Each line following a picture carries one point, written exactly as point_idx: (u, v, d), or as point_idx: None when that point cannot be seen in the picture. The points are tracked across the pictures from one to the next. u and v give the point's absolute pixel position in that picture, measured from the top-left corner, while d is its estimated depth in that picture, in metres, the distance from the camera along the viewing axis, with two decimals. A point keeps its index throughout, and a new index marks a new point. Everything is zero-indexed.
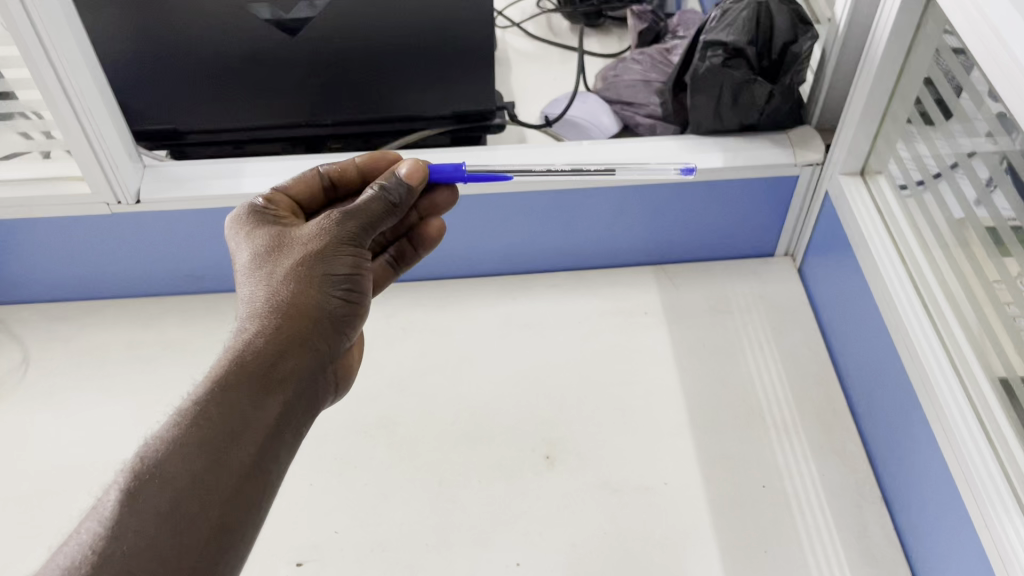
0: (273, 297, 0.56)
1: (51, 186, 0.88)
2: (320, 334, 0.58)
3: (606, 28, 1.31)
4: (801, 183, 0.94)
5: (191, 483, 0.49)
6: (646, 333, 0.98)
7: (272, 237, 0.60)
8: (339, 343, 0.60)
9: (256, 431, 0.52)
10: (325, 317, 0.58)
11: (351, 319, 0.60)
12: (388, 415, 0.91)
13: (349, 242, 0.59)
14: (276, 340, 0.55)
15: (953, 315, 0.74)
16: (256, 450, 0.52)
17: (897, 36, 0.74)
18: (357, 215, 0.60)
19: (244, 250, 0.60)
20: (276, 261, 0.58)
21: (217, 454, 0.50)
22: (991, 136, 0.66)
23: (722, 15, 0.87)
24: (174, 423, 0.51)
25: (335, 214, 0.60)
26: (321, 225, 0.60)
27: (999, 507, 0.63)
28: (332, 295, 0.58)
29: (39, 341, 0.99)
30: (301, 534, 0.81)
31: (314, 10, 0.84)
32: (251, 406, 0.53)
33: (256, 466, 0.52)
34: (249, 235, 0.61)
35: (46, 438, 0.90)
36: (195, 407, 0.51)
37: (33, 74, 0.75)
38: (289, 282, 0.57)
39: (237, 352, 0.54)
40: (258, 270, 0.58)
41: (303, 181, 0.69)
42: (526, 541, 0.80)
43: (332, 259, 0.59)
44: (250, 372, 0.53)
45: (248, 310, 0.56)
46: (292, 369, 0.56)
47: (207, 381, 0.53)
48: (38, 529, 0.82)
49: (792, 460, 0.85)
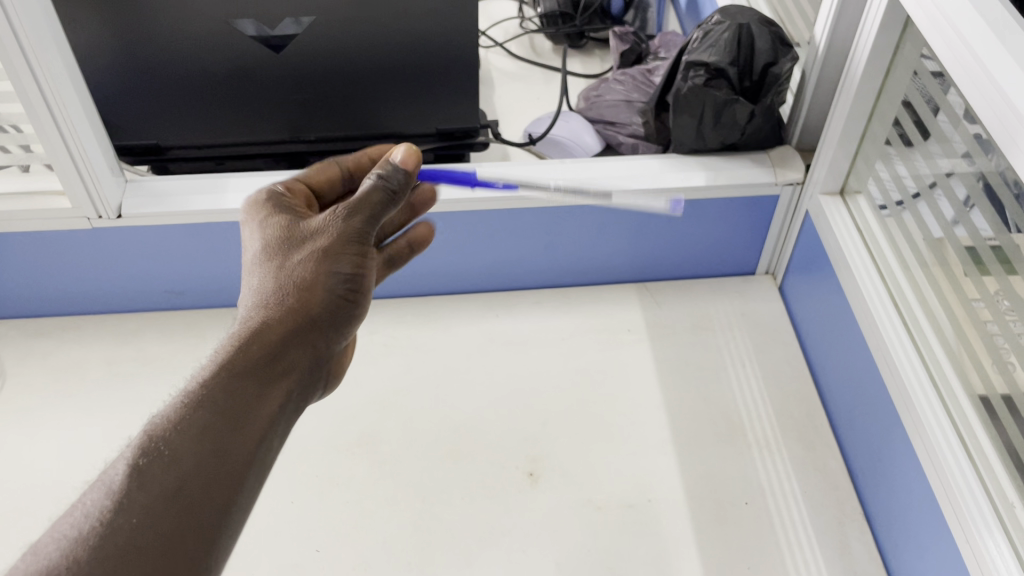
0: (280, 286, 0.55)
1: (29, 201, 0.87)
2: (322, 327, 0.56)
3: (589, 49, 1.33)
4: (782, 201, 0.95)
5: (189, 470, 0.47)
6: (630, 351, 0.98)
7: (281, 228, 0.58)
8: (341, 335, 0.58)
9: (258, 420, 0.51)
10: (332, 311, 0.56)
11: (355, 310, 0.58)
12: (370, 433, 0.90)
13: (357, 237, 0.57)
14: (283, 334, 0.54)
15: (931, 331, 0.76)
16: (261, 438, 0.51)
17: (874, 58, 0.76)
18: (366, 210, 0.58)
19: (254, 242, 0.58)
20: (285, 254, 0.56)
21: (226, 439, 0.49)
22: (967, 156, 0.68)
23: (705, 36, 0.89)
24: (175, 408, 0.49)
25: (343, 209, 0.58)
26: (328, 219, 0.57)
27: (979, 523, 0.64)
28: (339, 290, 0.56)
29: (15, 358, 0.97)
30: (283, 553, 0.80)
31: (300, 28, 0.84)
32: (256, 395, 0.52)
33: (259, 454, 0.51)
34: (259, 228, 0.59)
35: (18, 456, 0.88)
36: (203, 393, 0.50)
37: (16, 86, 0.74)
38: (298, 276, 0.55)
39: (245, 342, 0.52)
40: (268, 262, 0.56)
41: (319, 174, 0.68)
42: (510, 559, 0.79)
43: (338, 255, 0.57)
44: (256, 361, 0.52)
45: (258, 302, 0.55)
46: (297, 360, 0.54)
47: (214, 368, 0.51)
48: (16, 548, 0.80)
49: (773, 475, 0.86)
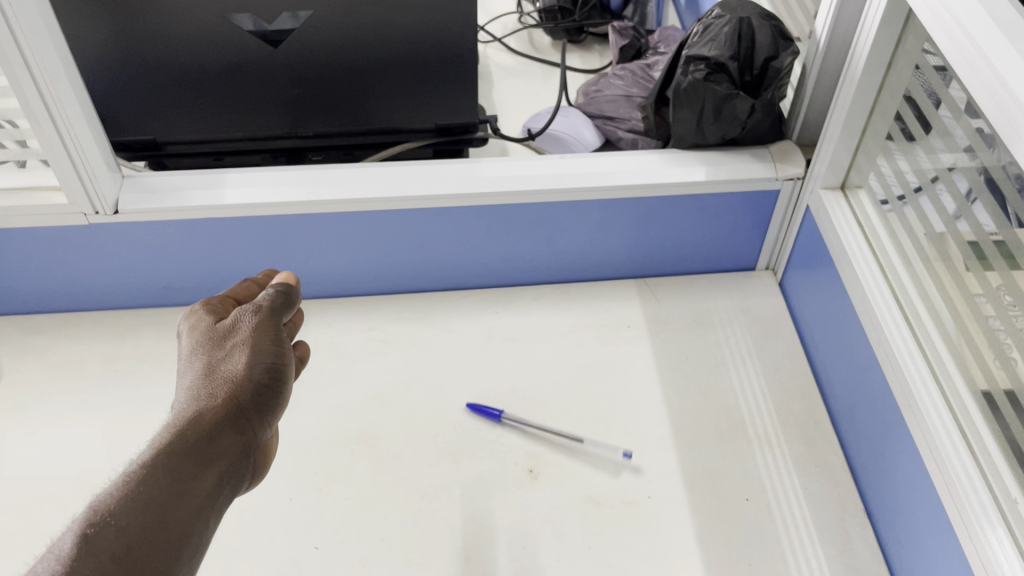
0: (211, 380, 0.59)
1: (25, 196, 0.86)
2: (250, 415, 0.59)
3: (588, 44, 1.32)
4: (783, 197, 0.95)
5: (133, 542, 0.48)
6: (629, 347, 0.98)
7: (204, 331, 0.63)
8: (267, 426, 0.60)
9: (195, 499, 0.52)
10: (255, 397, 0.59)
11: (277, 402, 0.61)
12: (369, 430, 0.90)
13: (271, 329, 0.63)
14: (214, 417, 0.57)
15: (933, 326, 0.75)
16: (197, 514, 0.52)
17: (876, 51, 0.76)
18: (271, 307, 0.64)
19: (182, 348, 0.62)
20: (210, 350, 0.61)
21: (167, 511, 0.50)
22: (970, 150, 0.67)
23: (705, 30, 0.89)
24: (119, 484, 0.50)
25: (255, 308, 0.63)
26: (241, 317, 0.63)
27: (983, 519, 0.64)
28: (260, 375, 0.60)
29: (12, 355, 0.97)
30: (282, 551, 0.80)
31: (298, 22, 0.83)
32: (190, 471, 0.53)
33: (197, 528, 0.52)
34: (188, 334, 0.63)
35: (16, 453, 0.87)
36: (143, 470, 0.52)
37: (11, 81, 0.73)
38: (222, 366, 0.60)
39: (178, 425, 0.55)
40: (195, 360, 0.61)
41: (245, 289, 0.71)
42: (510, 556, 0.79)
43: (257, 344, 0.61)
44: (191, 442, 0.55)
45: (188, 394, 0.58)
46: (226, 443, 0.56)
47: (152, 448, 0.53)
48: (13, 545, 0.79)
49: (773, 471, 0.85)
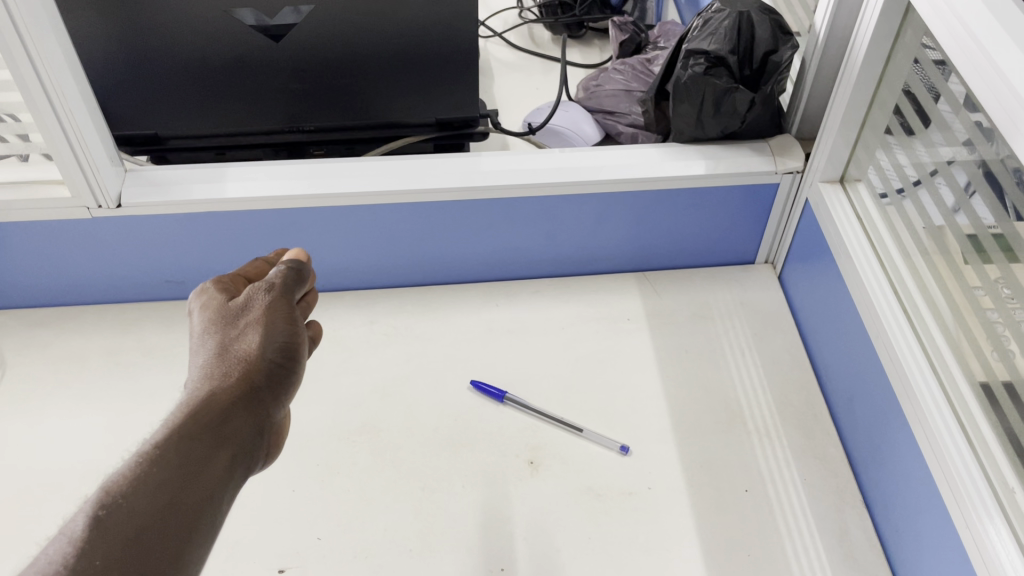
0: (224, 359, 0.59)
1: (28, 190, 0.86)
2: (262, 394, 0.59)
3: (588, 39, 1.33)
4: (782, 190, 0.95)
5: (146, 523, 0.48)
6: (629, 339, 0.98)
7: (214, 309, 0.63)
8: (279, 406, 0.60)
9: (209, 478, 0.53)
10: (268, 377, 0.60)
11: (288, 381, 0.61)
12: (371, 422, 0.90)
13: (282, 309, 0.63)
14: (226, 396, 0.57)
15: (932, 318, 0.76)
16: (211, 494, 0.53)
17: (875, 45, 0.76)
18: (280, 287, 0.64)
19: (193, 325, 0.63)
20: (222, 328, 0.62)
21: (180, 491, 0.51)
22: (969, 144, 0.68)
23: (705, 24, 0.89)
24: (131, 464, 0.51)
25: (265, 287, 0.64)
26: (252, 296, 0.63)
27: (980, 510, 0.64)
28: (272, 356, 0.61)
29: (15, 348, 0.97)
30: (285, 541, 0.80)
31: (299, 16, 0.84)
32: (204, 451, 0.54)
33: (212, 507, 0.52)
34: (197, 312, 0.64)
35: (20, 445, 0.88)
36: (156, 450, 0.52)
37: (14, 75, 0.74)
38: (234, 346, 0.60)
39: (191, 405, 0.56)
40: (207, 339, 0.61)
41: (255, 268, 0.72)
42: (510, 546, 0.80)
43: (270, 324, 0.62)
44: (204, 422, 0.55)
45: (201, 373, 0.59)
46: (239, 423, 0.57)
47: (165, 428, 0.54)
48: (18, 536, 0.80)
49: (772, 462, 0.86)
